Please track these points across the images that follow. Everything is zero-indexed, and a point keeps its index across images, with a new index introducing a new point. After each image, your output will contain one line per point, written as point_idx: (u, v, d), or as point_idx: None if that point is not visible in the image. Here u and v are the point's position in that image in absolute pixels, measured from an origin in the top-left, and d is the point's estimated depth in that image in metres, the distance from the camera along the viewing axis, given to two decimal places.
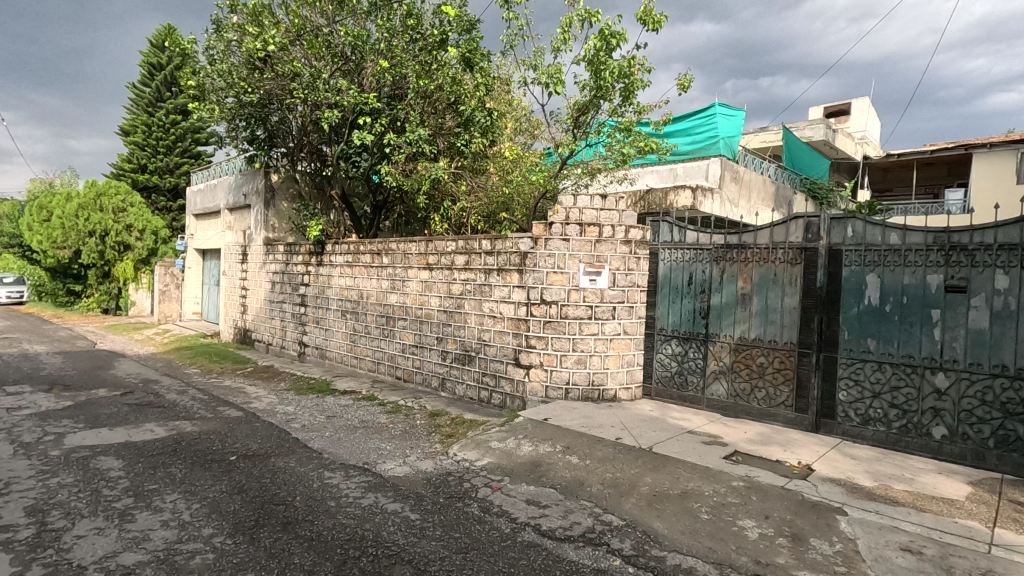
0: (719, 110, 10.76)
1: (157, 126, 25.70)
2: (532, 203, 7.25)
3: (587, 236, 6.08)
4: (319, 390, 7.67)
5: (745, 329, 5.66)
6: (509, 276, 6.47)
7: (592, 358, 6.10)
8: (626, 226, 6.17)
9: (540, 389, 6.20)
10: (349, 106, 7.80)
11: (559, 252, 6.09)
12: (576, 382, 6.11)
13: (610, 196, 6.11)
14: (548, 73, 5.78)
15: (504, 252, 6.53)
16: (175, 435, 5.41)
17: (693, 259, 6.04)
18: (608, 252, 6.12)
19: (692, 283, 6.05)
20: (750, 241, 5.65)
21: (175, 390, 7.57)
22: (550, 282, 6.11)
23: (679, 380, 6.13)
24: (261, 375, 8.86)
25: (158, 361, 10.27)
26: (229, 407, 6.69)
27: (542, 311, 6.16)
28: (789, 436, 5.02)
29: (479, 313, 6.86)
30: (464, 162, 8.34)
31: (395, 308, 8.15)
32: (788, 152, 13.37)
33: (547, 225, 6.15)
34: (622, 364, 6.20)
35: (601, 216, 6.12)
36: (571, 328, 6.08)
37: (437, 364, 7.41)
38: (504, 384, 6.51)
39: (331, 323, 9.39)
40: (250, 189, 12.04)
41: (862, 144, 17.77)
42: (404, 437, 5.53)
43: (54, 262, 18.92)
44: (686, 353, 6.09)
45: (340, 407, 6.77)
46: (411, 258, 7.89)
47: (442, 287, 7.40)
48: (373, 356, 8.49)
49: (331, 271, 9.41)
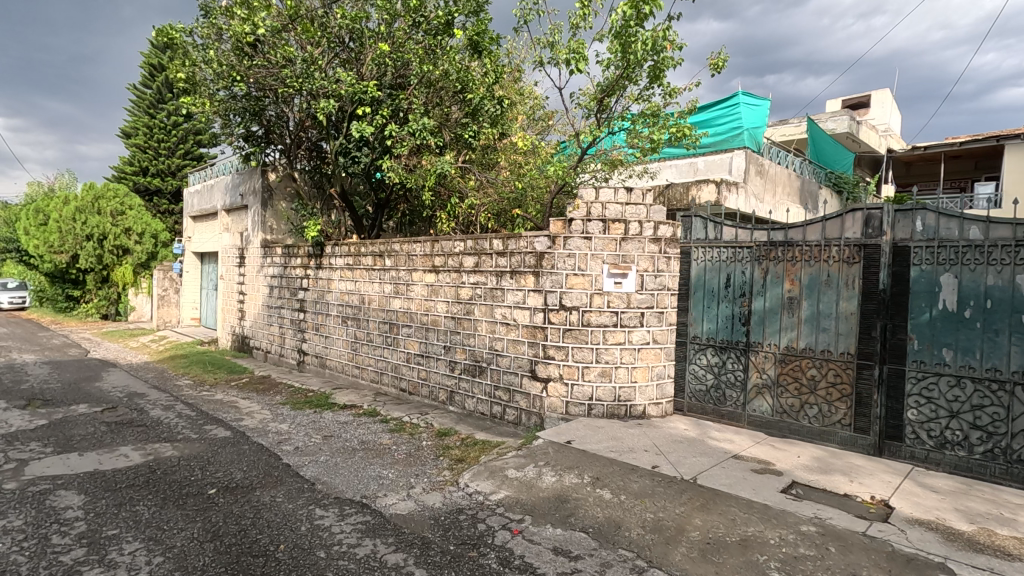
0: (743, 100, 10.12)
1: (159, 128, 25.30)
2: (548, 199, 6.61)
3: (612, 233, 5.44)
4: (317, 403, 7.07)
5: (794, 338, 4.99)
6: (523, 279, 5.85)
7: (618, 370, 5.46)
8: (655, 222, 5.52)
9: (560, 405, 5.56)
10: (347, 95, 7.19)
11: (580, 252, 5.45)
12: (600, 398, 5.47)
13: (635, 189, 5.47)
14: (569, 49, 5.13)
15: (519, 253, 5.90)
16: (151, 462, 4.80)
17: (731, 258, 5.39)
18: (635, 251, 5.48)
19: (730, 286, 5.39)
20: (798, 237, 4.98)
21: (161, 405, 6.98)
22: (570, 285, 5.48)
23: (716, 395, 5.48)
24: (257, 387, 8.27)
25: (150, 371, 9.70)
26: (218, 425, 6.10)
27: (562, 318, 5.53)
28: (851, 462, 4.35)
29: (490, 319, 6.24)
30: (473, 156, 7.71)
31: (399, 314, 7.53)
32: (812, 145, 12.65)
33: (567, 222, 5.51)
34: (652, 377, 5.55)
35: (626, 210, 5.47)
36: (594, 337, 5.44)
37: (445, 376, 6.79)
38: (518, 399, 5.89)
39: (331, 330, 8.80)
40: (247, 189, 11.48)
41: (885, 137, 17.03)
42: (409, 462, 4.91)
43: (51, 266, 18.45)
44: (724, 365, 5.44)
45: (339, 425, 6.17)
46: (415, 260, 7.28)
47: (449, 291, 6.78)
48: (376, 366, 7.88)
49: (331, 274, 8.83)
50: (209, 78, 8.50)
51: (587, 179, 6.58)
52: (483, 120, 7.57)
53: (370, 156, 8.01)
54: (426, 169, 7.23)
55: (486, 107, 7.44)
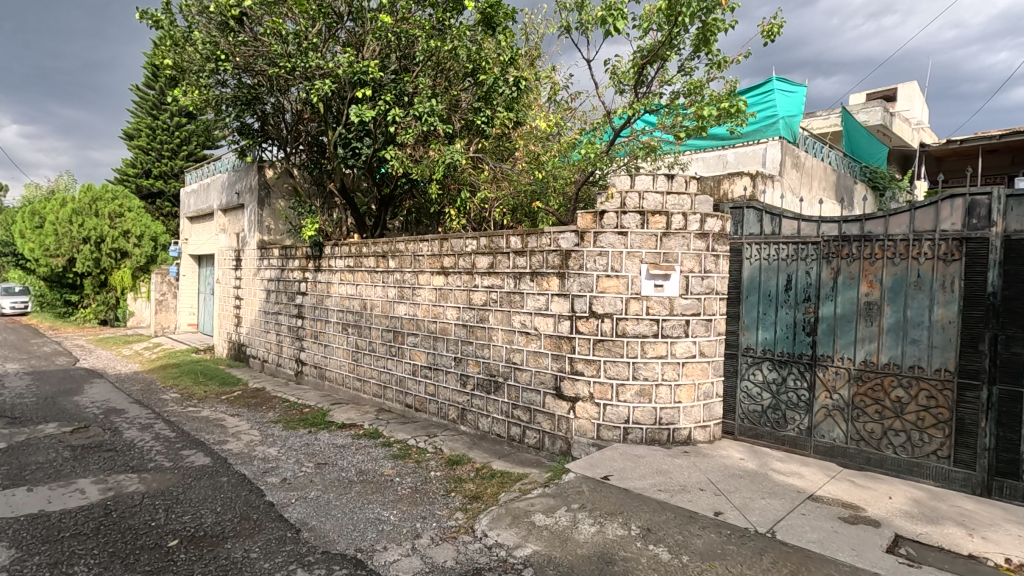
0: (778, 87, 9.35)
1: (162, 129, 24.72)
2: (573, 191, 5.83)
3: (651, 228, 4.65)
4: (312, 422, 6.31)
5: (873, 351, 4.16)
6: (546, 282, 5.08)
7: (659, 388, 4.67)
8: (701, 215, 4.72)
9: (590, 428, 4.78)
10: (346, 76, 6.45)
11: (614, 250, 4.67)
12: (638, 421, 4.67)
13: (677, 176, 4.69)
14: (603, 6, 4.37)
15: (541, 252, 5.13)
16: (109, 500, 4.04)
17: (793, 256, 4.57)
18: (678, 248, 4.67)
19: (791, 289, 4.58)
20: (878, 231, 4.15)
21: (138, 424, 6.24)
22: (602, 288, 4.71)
23: (775, 417, 4.66)
24: (249, 401, 7.54)
25: (138, 382, 9.00)
26: (197, 450, 5.34)
27: (591, 327, 4.76)
28: (959, 506, 3.52)
29: (507, 328, 5.46)
30: (486, 145, 6.92)
31: (404, 321, 6.76)
32: (847, 137, 11.80)
33: (597, 214, 4.74)
34: (698, 396, 4.75)
35: (667, 200, 4.68)
36: (630, 349, 4.65)
37: (456, 392, 6.01)
38: (541, 419, 5.12)
39: (331, 338, 8.05)
40: (243, 186, 10.78)
41: (918, 131, 16.08)
42: (414, 501, 4.13)
43: (47, 271, 17.86)
44: (784, 382, 4.62)
45: (336, 449, 5.41)
46: (422, 261, 6.52)
47: (460, 295, 6.01)
48: (379, 378, 7.12)
49: (330, 277, 8.09)
50: (197, 63, 7.81)
51: (616, 169, 5.79)
52: (498, 104, 6.77)
53: (372, 146, 7.28)
54: (434, 159, 6.49)
55: (500, 89, 6.66)
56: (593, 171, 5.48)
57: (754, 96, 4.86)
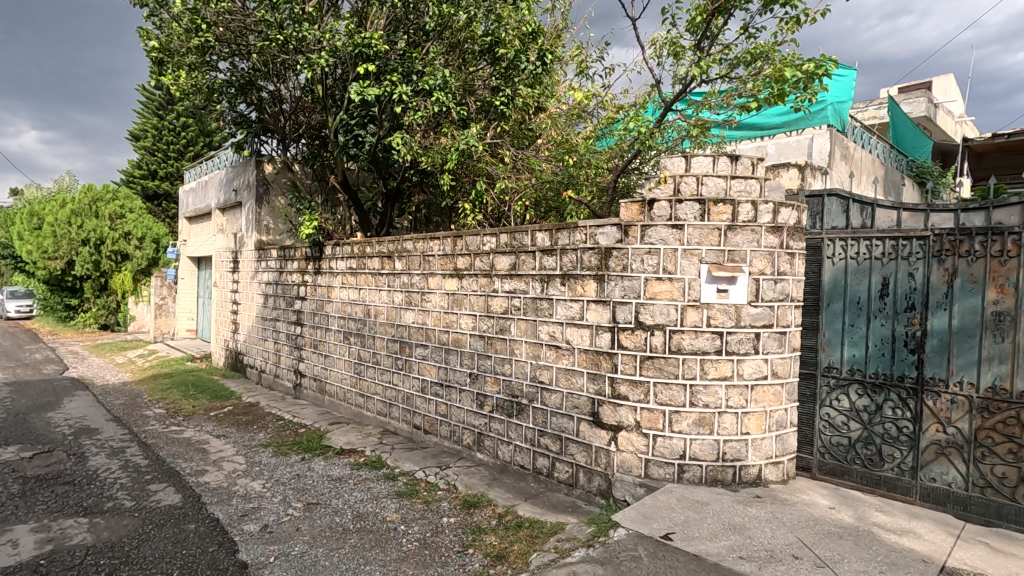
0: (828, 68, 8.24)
1: (169, 130, 24.10)
2: (611, 180, 4.99)
3: (713, 220, 3.80)
4: (307, 446, 5.50)
5: (1005, 375, 3.25)
6: (581, 285, 4.25)
7: (723, 416, 3.81)
8: (774, 204, 3.85)
9: (636, 464, 3.95)
10: (347, 50, 5.68)
11: (667, 247, 3.84)
12: (697, 456, 3.82)
13: (743, 158, 3.90)
14: None
15: (575, 250, 4.30)
16: (42, 559, 3.24)
17: (891, 255, 3.67)
18: (746, 244, 3.80)
19: (888, 295, 3.68)
20: (1010, 222, 3.25)
21: (108, 448, 5.46)
22: (651, 294, 3.88)
23: (866, 453, 3.78)
24: (239, 419, 6.75)
25: (123, 395, 8.26)
26: (168, 483, 4.54)
27: (638, 342, 3.94)
28: None
29: (532, 341, 4.64)
30: (506, 128, 6.06)
31: (411, 330, 5.95)
32: (893, 127, 10.80)
33: (645, 204, 3.92)
34: (770, 427, 3.88)
35: (731, 186, 3.86)
36: (687, 368, 3.82)
37: (471, 414, 5.18)
38: (574, 450, 4.30)
39: (332, 348, 7.24)
40: (241, 183, 10.04)
41: (960, 124, 15.01)
42: (422, 561, 3.30)
43: (45, 274, 17.25)
44: (879, 410, 3.73)
45: (331, 483, 4.59)
46: (432, 262, 5.70)
47: (477, 302, 5.17)
48: (384, 395, 6.30)
49: (331, 281, 7.30)
50: (184, 43, 7.10)
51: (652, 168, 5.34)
52: (520, 82, 5.98)
53: (377, 133, 6.54)
54: (448, 146, 5.76)
55: (523, 64, 5.89)
56: (638, 154, 4.67)
57: (844, 62, 4.01)
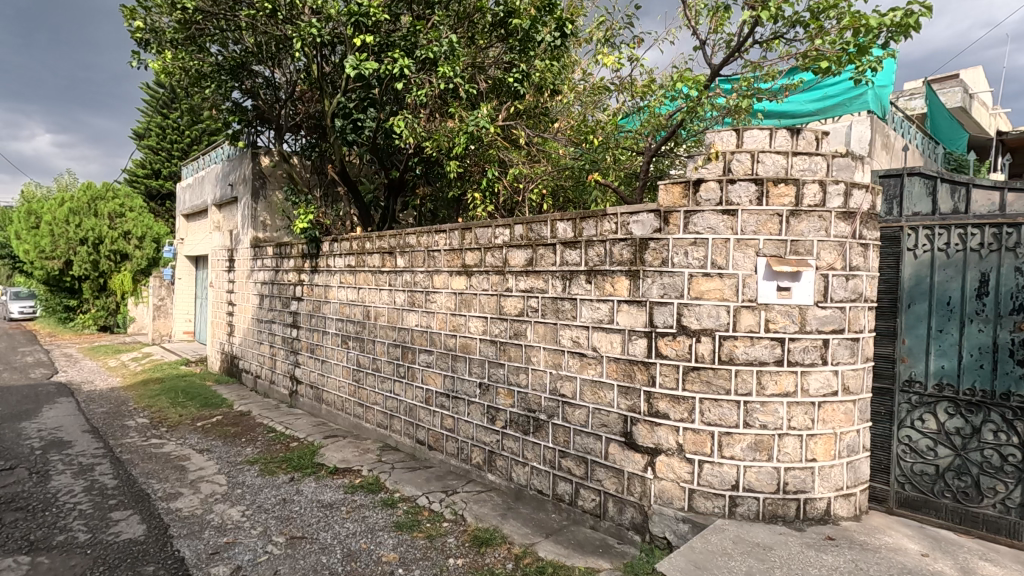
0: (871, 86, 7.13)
1: (172, 129, 23.65)
2: (643, 164, 4.39)
3: (773, 204, 3.17)
4: (297, 464, 4.91)
5: None
6: (611, 283, 3.64)
7: (784, 439, 3.18)
8: (845, 185, 3.21)
9: (678, 496, 3.33)
10: (343, 22, 5.11)
11: (716, 237, 3.23)
12: (753, 487, 3.19)
13: (805, 132, 3.29)
14: None
15: (603, 242, 3.69)
16: None
17: (992, 246, 3.03)
18: (811, 233, 3.17)
19: (987, 294, 3.04)
20: None
21: (76, 466, 4.90)
22: (696, 294, 3.27)
23: (959, 485, 3.13)
24: (227, 431, 6.18)
25: (108, 402, 7.71)
26: (134, 510, 3.96)
27: (681, 350, 3.32)
28: None
29: (552, 348, 4.03)
30: (522, 108, 5.50)
31: (414, 334, 5.36)
32: (929, 117, 10.02)
33: (689, 186, 3.32)
34: (840, 452, 3.23)
35: (793, 164, 3.23)
36: (741, 383, 3.20)
37: (481, 429, 4.57)
38: (602, 475, 3.69)
39: (329, 353, 6.67)
40: (237, 177, 9.49)
41: (994, 117, 14.19)
42: None
43: (43, 274, 16.84)
44: (976, 434, 3.08)
45: (320, 511, 3.99)
46: (438, 258, 5.10)
47: (487, 302, 4.57)
48: (384, 405, 5.70)
49: (328, 280, 6.73)
50: (171, 21, 6.56)
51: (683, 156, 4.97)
52: (536, 57, 5.37)
53: (378, 117, 5.96)
54: (455, 128, 5.24)
55: (539, 36, 5.23)
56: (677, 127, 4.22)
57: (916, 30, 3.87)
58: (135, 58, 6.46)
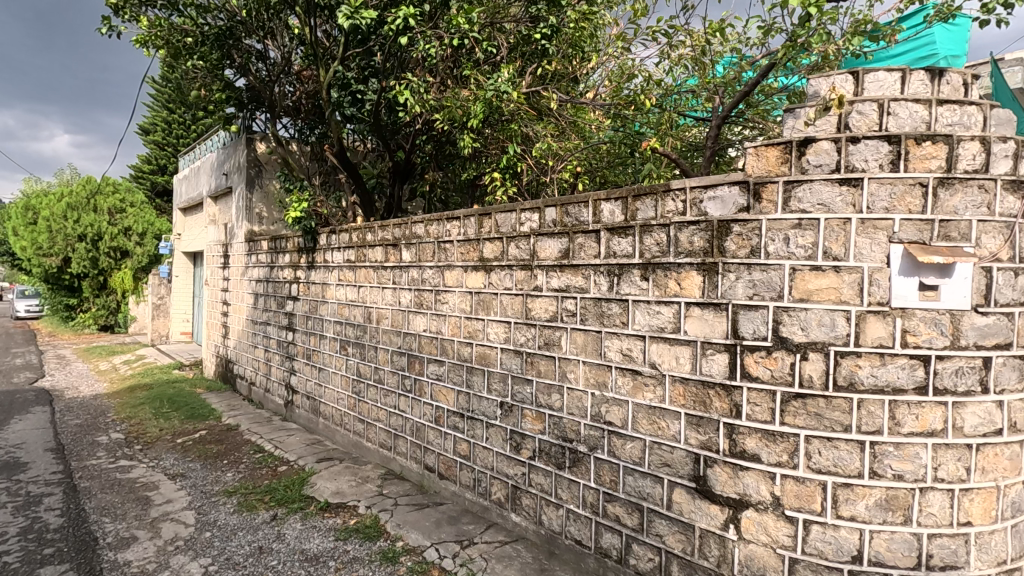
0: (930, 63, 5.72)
1: (178, 123, 23.03)
2: (717, 124, 3.53)
3: (914, 169, 2.29)
4: (282, 497, 4.11)
5: None
6: (676, 280, 2.79)
7: (928, 495, 2.30)
8: (1014, 143, 2.32)
9: (774, 567, 2.47)
10: None
11: (831, 217, 2.36)
12: (882, 561, 2.32)
13: (951, 73, 2.41)
14: None
15: (666, 226, 2.84)
16: None
17: None
18: (965, 211, 2.29)
19: None
20: None
21: (19, 499, 4.12)
22: (802, 294, 2.40)
23: None
24: (209, 449, 5.40)
25: (86, 413, 6.97)
26: (69, 566, 3.17)
27: (781, 371, 2.45)
28: None
29: (595, 362, 3.18)
30: (549, 71, 4.79)
31: (422, 341, 4.53)
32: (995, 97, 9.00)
33: (791, 147, 2.45)
34: (1003, 512, 2.35)
35: (939, 116, 2.34)
36: (866, 418, 2.33)
37: (504, 459, 3.74)
38: (663, 530, 2.84)
39: (327, 360, 5.86)
40: (232, 165, 8.72)
41: None
42: None
43: (42, 272, 16.27)
44: None
45: (302, 568, 3.19)
46: (451, 248, 4.26)
47: (511, 304, 3.73)
48: (387, 423, 4.89)
49: (326, 277, 5.93)
50: None
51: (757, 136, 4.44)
52: (569, 7, 4.52)
53: (383, 85, 5.14)
54: (471, 96, 4.48)
55: None
56: (765, 76, 3.36)
57: None
58: (104, 24, 5.65)
